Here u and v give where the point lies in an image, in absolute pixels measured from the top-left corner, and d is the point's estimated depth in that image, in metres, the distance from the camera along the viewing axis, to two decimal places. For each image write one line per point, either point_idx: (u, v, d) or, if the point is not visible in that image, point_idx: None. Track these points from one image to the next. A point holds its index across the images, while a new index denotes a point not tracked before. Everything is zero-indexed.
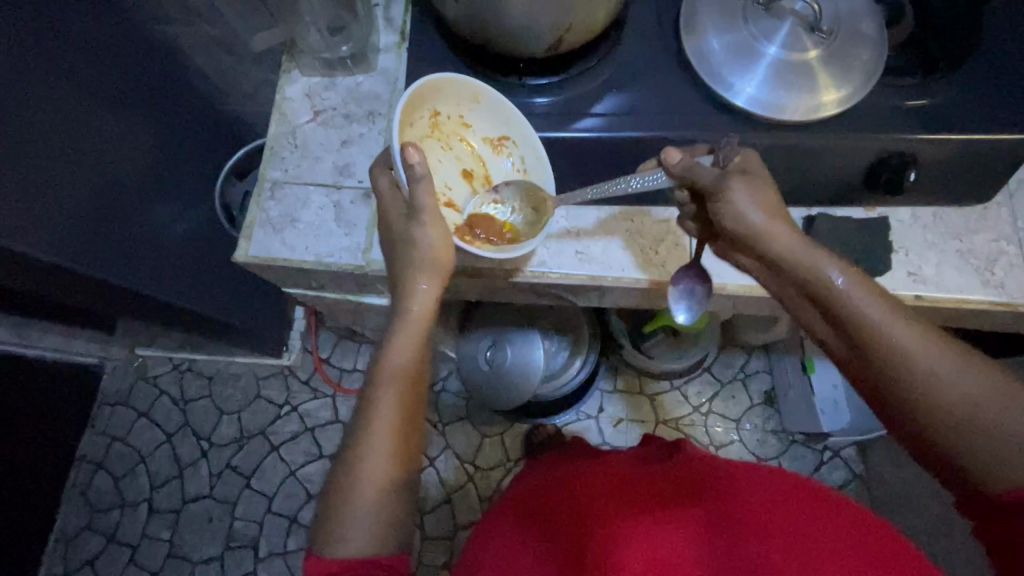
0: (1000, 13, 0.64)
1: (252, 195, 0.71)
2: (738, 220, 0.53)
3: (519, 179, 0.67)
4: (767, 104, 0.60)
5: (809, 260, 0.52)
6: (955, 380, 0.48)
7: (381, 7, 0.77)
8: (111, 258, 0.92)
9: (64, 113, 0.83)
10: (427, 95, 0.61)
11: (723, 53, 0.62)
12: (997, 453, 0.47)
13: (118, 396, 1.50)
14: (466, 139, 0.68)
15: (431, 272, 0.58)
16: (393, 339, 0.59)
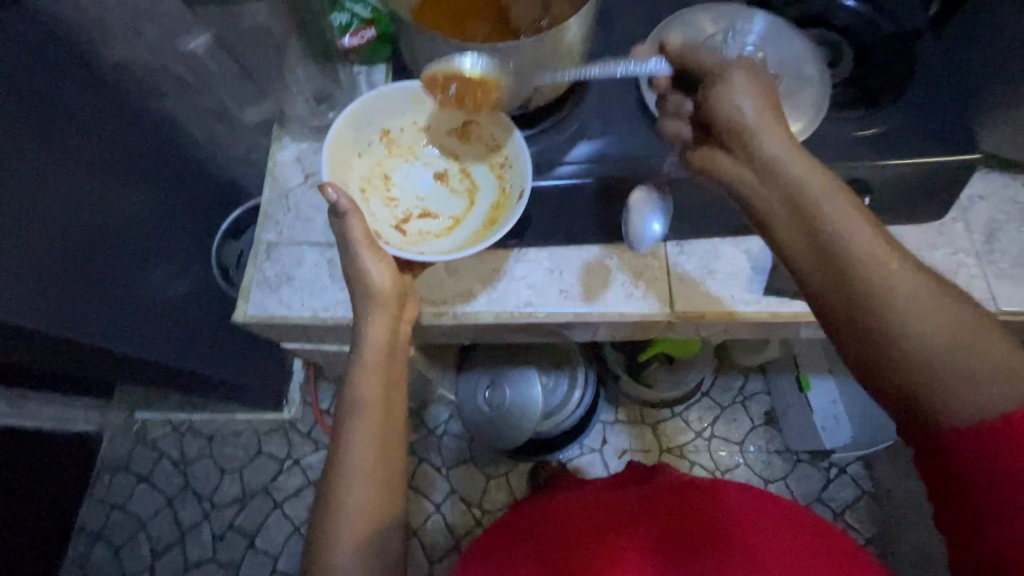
0: (929, 47, 0.70)
1: (249, 258, 0.74)
2: (730, 112, 0.53)
3: (494, 156, 0.71)
4: None
5: (797, 170, 0.50)
6: (935, 308, 0.45)
7: (364, 73, 0.81)
8: (110, 324, 0.95)
9: (63, 191, 0.88)
10: (369, 121, 0.70)
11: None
12: (964, 391, 0.43)
13: (117, 462, 1.49)
14: (430, 142, 0.75)
15: (377, 305, 0.63)
16: (350, 377, 0.62)
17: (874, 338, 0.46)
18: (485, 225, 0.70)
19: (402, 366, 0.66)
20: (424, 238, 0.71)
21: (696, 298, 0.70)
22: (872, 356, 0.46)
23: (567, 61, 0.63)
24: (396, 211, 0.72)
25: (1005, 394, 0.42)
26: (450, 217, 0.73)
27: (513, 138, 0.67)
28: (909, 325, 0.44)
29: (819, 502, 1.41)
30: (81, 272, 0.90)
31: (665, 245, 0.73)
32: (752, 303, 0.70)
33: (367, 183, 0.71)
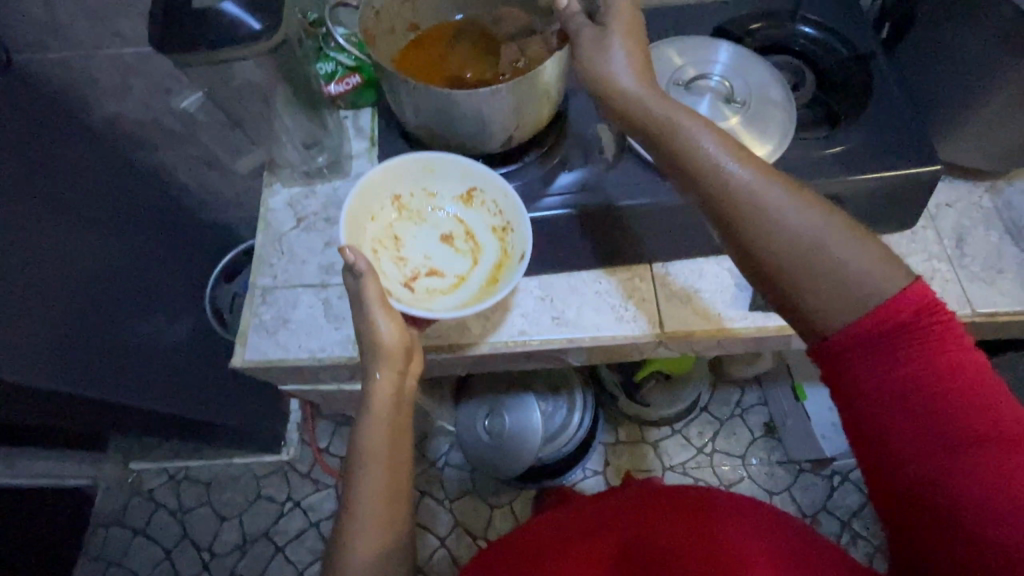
0: (884, 68, 0.74)
1: (244, 302, 0.75)
2: (593, 64, 0.56)
3: (498, 221, 0.72)
4: None
5: (660, 103, 0.54)
6: (793, 215, 0.48)
7: (350, 118, 0.84)
8: (105, 372, 0.95)
9: (57, 244, 0.89)
10: (380, 185, 0.71)
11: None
12: (825, 289, 0.47)
13: (112, 515, 1.47)
14: (438, 205, 0.75)
15: (385, 362, 0.63)
16: (359, 428, 0.61)
17: (738, 237, 0.50)
18: (488, 285, 0.71)
19: (408, 417, 0.65)
20: (432, 298, 0.71)
21: (684, 317, 0.72)
22: (743, 254, 0.50)
23: (544, 99, 0.66)
24: (404, 269, 0.72)
25: (857, 273, 0.46)
26: (455, 276, 0.73)
27: (517, 204, 0.68)
28: (769, 222, 0.48)
29: (825, 511, 1.41)
30: (75, 325, 0.90)
31: (653, 266, 0.75)
32: (738, 320, 0.72)
33: (378, 244, 0.71)
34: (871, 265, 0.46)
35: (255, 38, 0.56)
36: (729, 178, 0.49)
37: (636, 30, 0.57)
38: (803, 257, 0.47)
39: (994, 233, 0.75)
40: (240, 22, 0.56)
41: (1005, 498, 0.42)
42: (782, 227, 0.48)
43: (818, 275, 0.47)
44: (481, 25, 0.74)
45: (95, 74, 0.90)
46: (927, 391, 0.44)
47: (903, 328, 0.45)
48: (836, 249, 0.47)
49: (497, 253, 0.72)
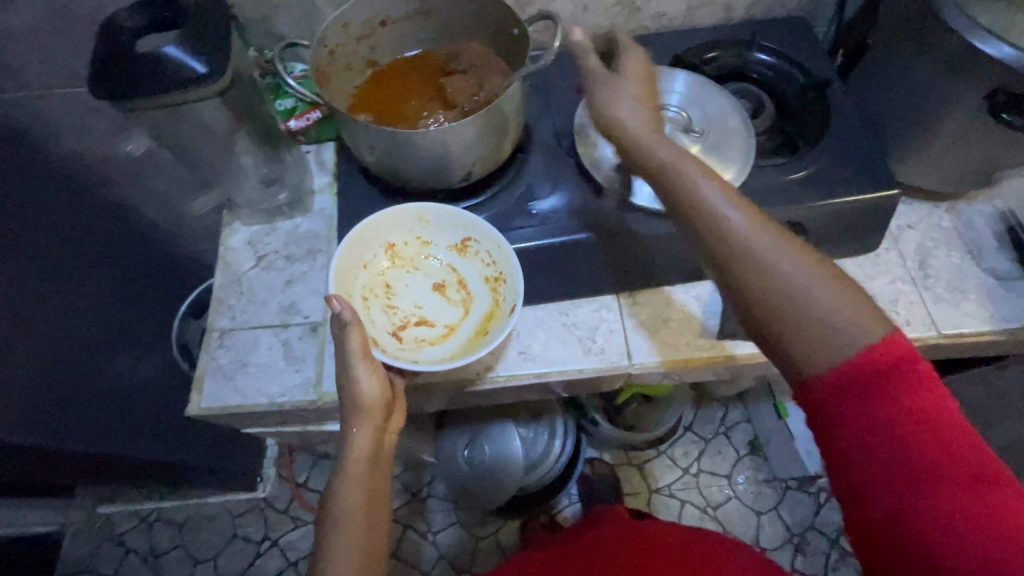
0: (839, 94, 0.75)
1: (201, 347, 0.73)
2: (607, 109, 0.57)
3: (492, 270, 0.70)
4: None
5: (664, 145, 0.54)
6: (781, 263, 0.47)
7: (313, 152, 0.83)
8: (72, 419, 0.90)
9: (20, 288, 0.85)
10: (374, 234, 0.70)
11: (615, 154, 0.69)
12: (809, 339, 0.46)
13: (81, 564, 1.42)
14: (432, 254, 0.73)
15: (362, 417, 0.61)
16: (333, 488, 0.59)
17: (727, 276, 0.50)
18: (477, 336, 0.69)
19: (387, 475, 0.62)
20: (419, 348, 0.69)
21: (651, 347, 0.71)
22: (733, 295, 0.50)
23: (502, 134, 0.65)
24: (394, 318, 0.70)
25: (843, 325, 0.45)
26: (446, 326, 0.71)
27: (508, 257, 0.67)
28: (760, 264, 0.47)
29: (813, 528, 1.39)
30: (38, 372, 0.86)
31: (619, 295, 0.74)
32: (708, 349, 0.71)
33: (369, 292, 0.70)
34: (858, 321, 0.45)
35: (201, 82, 0.55)
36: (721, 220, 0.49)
37: (651, 83, 0.58)
38: (791, 302, 0.46)
39: (956, 253, 0.76)
40: (186, 66, 0.55)
41: (977, 532, 0.42)
42: (772, 269, 0.47)
43: (804, 318, 0.46)
44: (440, 58, 0.73)
45: (54, 114, 0.88)
46: (899, 429, 0.44)
47: (879, 367, 0.45)
48: (823, 299, 0.46)
49: (489, 304, 0.70)
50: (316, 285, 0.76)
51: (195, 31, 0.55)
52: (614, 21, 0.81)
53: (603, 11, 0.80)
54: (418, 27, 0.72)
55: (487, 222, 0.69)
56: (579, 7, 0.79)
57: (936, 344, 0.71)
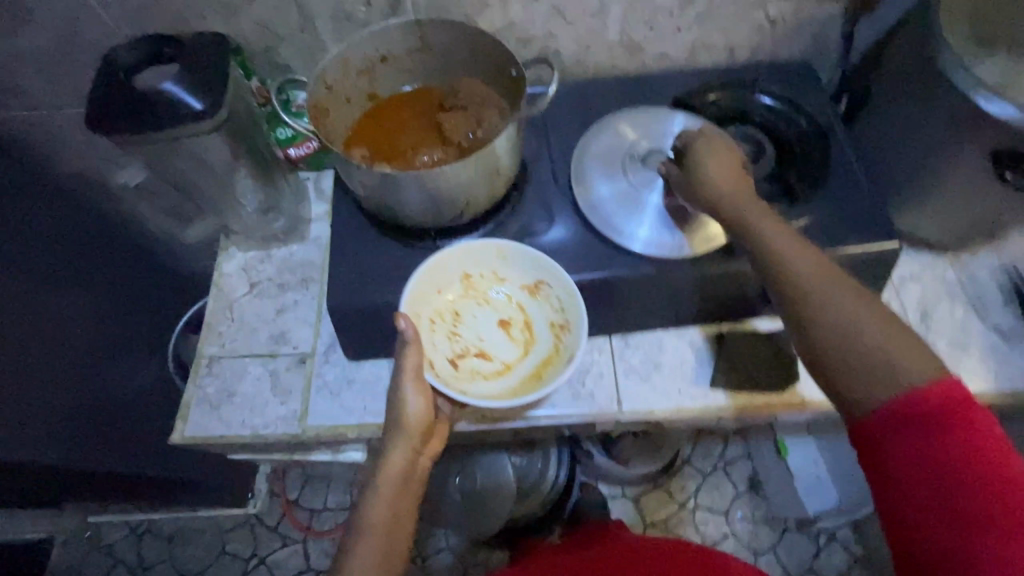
0: (841, 142, 0.74)
1: (189, 374, 0.72)
2: (699, 165, 0.62)
3: (559, 318, 0.68)
4: (663, 247, 0.65)
5: (745, 202, 0.59)
6: (845, 311, 0.51)
7: (312, 180, 0.84)
8: (67, 435, 0.90)
9: (21, 303, 0.85)
10: (452, 261, 0.69)
11: (610, 201, 0.69)
12: (867, 379, 0.49)
13: (70, 571, 1.42)
14: (503, 289, 0.72)
15: (402, 437, 0.60)
16: (365, 500, 0.58)
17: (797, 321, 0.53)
18: (530, 382, 0.68)
19: (415, 499, 0.61)
20: (472, 381, 0.68)
21: (640, 393, 0.70)
22: (798, 331, 0.53)
23: (497, 174, 0.65)
24: (455, 346, 0.70)
25: (904, 372, 0.48)
26: (502, 362, 0.70)
27: (577, 307, 0.65)
28: (826, 308, 0.51)
29: (812, 572, 1.35)
30: (39, 387, 0.87)
31: (609, 338, 0.74)
32: (699, 398, 0.70)
33: (437, 317, 0.69)
34: (921, 373, 0.47)
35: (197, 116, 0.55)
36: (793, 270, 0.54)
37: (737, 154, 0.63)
38: (852, 344, 0.50)
39: (960, 307, 0.74)
40: (182, 105, 0.55)
41: None
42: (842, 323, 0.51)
43: (860, 360, 0.49)
44: (439, 94, 0.73)
45: (60, 133, 0.89)
46: (951, 468, 0.45)
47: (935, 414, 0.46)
48: (882, 347, 0.49)
49: (549, 351, 0.69)
50: (307, 315, 0.76)
51: (194, 70, 0.56)
52: (617, 60, 0.81)
53: (605, 50, 0.79)
54: (418, 63, 0.72)
55: (562, 267, 0.66)
56: (581, 46, 0.78)
57: None
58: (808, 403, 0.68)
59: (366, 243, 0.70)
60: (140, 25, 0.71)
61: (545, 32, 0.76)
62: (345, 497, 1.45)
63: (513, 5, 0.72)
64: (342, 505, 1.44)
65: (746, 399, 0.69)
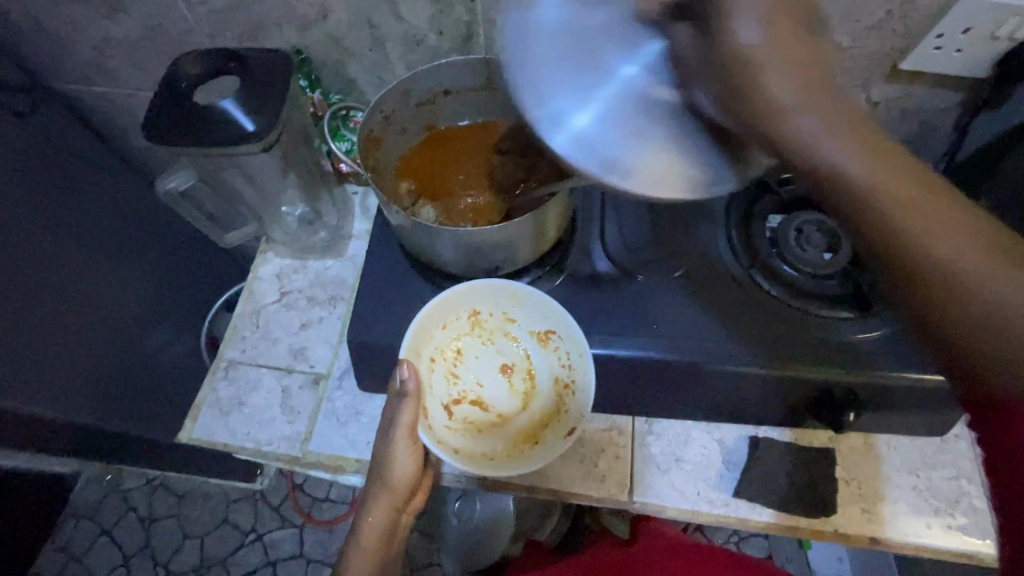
0: None
1: (206, 374, 0.73)
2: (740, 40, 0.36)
3: (564, 374, 0.65)
4: (601, 157, 0.42)
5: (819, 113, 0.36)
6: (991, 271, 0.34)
7: (360, 195, 0.82)
8: (93, 396, 0.92)
9: (72, 267, 0.88)
10: (462, 299, 0.65)
11: (558, 61, 0.42)
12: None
13: (87, 508, 1.45)
14: (511, 331, 0.69)
15: (383, 495, 0.60)
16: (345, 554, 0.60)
17: (912, 305, 0.36)
18: (524, 440, 0.65)
19: (395, 547, 0.64)
20: (464, 432, 0.65)
21: (656, 487, 0.66)
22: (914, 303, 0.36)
23: (541, 231, 0.61)
24: (452, 388, 0.67)
25: None
26: (497, 413, 0.68)
27: (586, 371, 0.61)
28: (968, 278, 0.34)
29: None
30: (77, 349, 0.89)
31: (632, 420, 0.70)
32: (718, 504, 0.65)
33: (439, 354, 0.66)
34: None
35: (252, 136, 0.57)
36: (894, 224, 0.35)
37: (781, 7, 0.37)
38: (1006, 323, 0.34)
39: None
40: (237, 122, 0.57)
41: None
42: (999, 289, 0.33)
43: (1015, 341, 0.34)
44: (498, 134, 0.70)
45: (135, 110, 0.91)
46: None
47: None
48: None
49: (550, 408, 0.66)
50: (329, 335, 0.75)
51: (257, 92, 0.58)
52: None
53: None
54: (482, 100, 0.69)
55: (578, 323, 0.62)
56: None
57: (992, 564, 0.61)
58: (840, 535, 0.62)
59: (397, 278, 0.68)
60: (216, 22, 0.71)
61: None
62: (347, 491, 1.45)
63: None
64: (343, 498, 1.45)
65: (771, 518, 0.63)
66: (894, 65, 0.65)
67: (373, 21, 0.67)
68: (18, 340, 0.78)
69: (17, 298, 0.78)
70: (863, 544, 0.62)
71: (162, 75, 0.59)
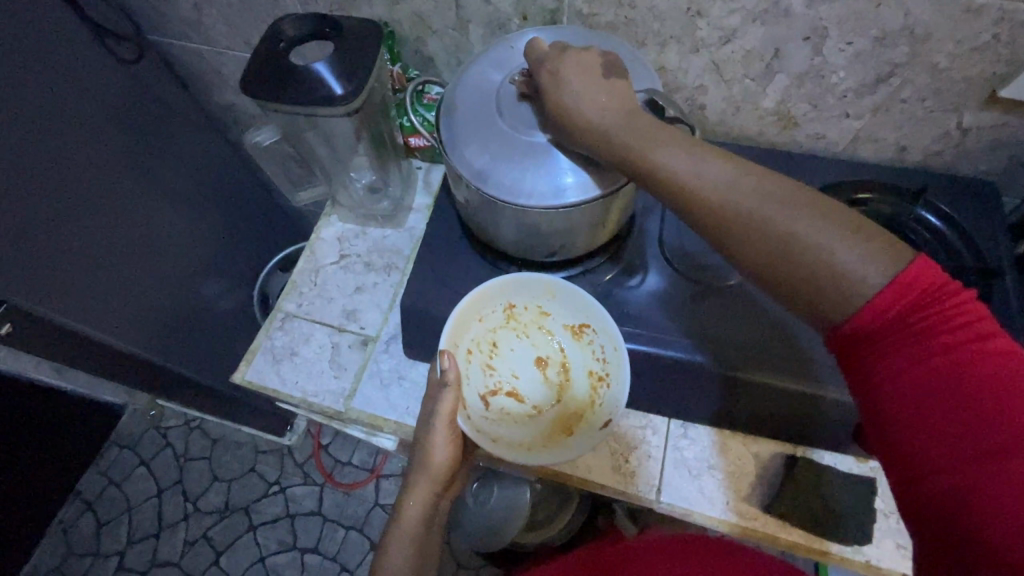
0: (1010, 290, 0.63)
1: (264, 323, 0.77)
2: (562, 98, 0.51)
3: (599, 369, 0.65)
4: (504, 186, 0.55)
5: (628, 128, 0.48)
6: (777, 213, 0.42)
7: (423, 170, 0.86)
8: (159, 332, 0.98)
9: (151, 210, 0.94)
10: (499, 291, 0.65)
11: (469, 128, 0.58)
12: (835, 295, 0.40)
13: (129, 439, 1.53)
14: (546, 325, 0.69)
15: (421, 474, 0.61)
16: (384, 545, 0.60)
17: (733, 252, 0.44)
18: (560, 431, 0.66)
19: (434, 541, 0.63)
20: (501, 422, 0.66)
21: (687, 492, 0.66)
22: (744, 259, 0.44)
23: (599, 226, 0.62)
24: (488, 380, 0.68)
25: (858, 264, 0.39)
26: (534, 405, 0.69)
27: (621, 364, 0.62)
28: (758, 225, 0.42)
29: None
30: (148, 288, 0.95)
31: (663, 420, 0.70)
32: (749, 517, 0.64)
33: (476, 346, 0.67)
34: (874, 256, 0.39)
35: (338, 99, 0.60)
36: (698, 192, 0.44)
37: (586, 61, 0.52)
38: (803, 253, 0.41)
39: None
40: (325, 84, 0.60)
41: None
42: (785, 223, 0.41)
43: (815, 270, 0.41)
44: None
45: (222, 69, 0.96)
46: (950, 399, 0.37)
47: (915, 304, 0.39)
48: (831, 242, 0.40)
49: (587, 400, 0.67)
50: (381, 300, 0.78)
51: (347, 61, 0.62)
52: (765, 130, 0.74)
53: (756, 117, 0.73)
54: None
55: (612, 318, 0.63)
56: (730, 107, 0.72)
57: None
58: (871, 567, 0.61)
59: (453, 254, 0.70)
60: None
61: (696, 84, 0.71)
62: (370, 458, 1.49)
63: (670, 51, 0.68)
64: (365, 465, 1.49)
65: (801, 540, 0.62)
66: (993, 91, 0.62)
67: (460, 4, 0.69)
68: (102, 270, 0.84)
69: (102, 231, 0.84)
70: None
71: (264, 34, 0.63)
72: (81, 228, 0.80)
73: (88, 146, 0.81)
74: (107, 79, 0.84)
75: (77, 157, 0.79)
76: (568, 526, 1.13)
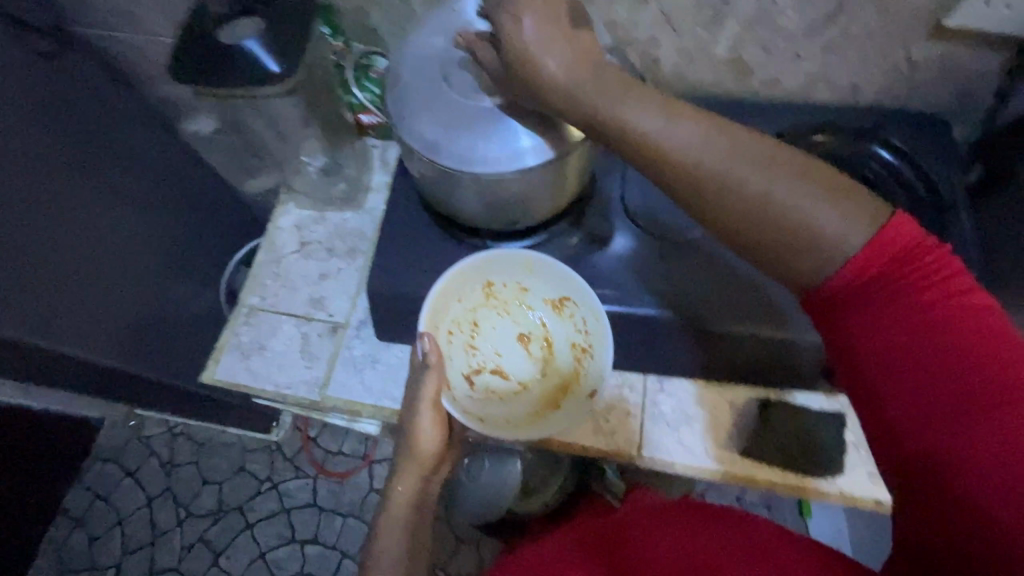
0: (963, 220, 0.64)
1: (228, 320, 0.75)
2: (520, 46, 0.44)
3: (582, 341, 0.65)
4: (457, 155, 0.54)
5: (599, 89, 0.43)
6: (739, 165, 0.41)
7: (378, 148, 0.82)
8: (125, 339, 0.95)
9: (99, 214, 0.90)
10: (476, 270, 0.64)
11: (415, 98, 0.56)
12: (798, 244, 0.40)
13: (112, 451, 1.50)
14: (527, 302, 0.68)
15: (409, 458, 0.60)
16: (375, 531, 0.59)
17: (698, 210, 0.43)
18: (546, 406, 0.66)
19: (428, 520, 0.63)
20: (488, 401, 0.66)
21: (669, 445, 0.67)
22: (709, 216, 0.43)
23: (560, 190, 0.61)
24: (472, 359, 0.68)
25: (818, 210, 0.39)
26: (519, 382, 0.69)
27: (603, 334, 0.62)
28: (727, 183, 0.41)
29: None
30: (107, 296, 0.91)
31: (640, 379, 0.70)
32: (730, 462, 0.66)
33: (456, 327, 0.66)
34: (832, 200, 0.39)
35: (273, 78, 0.57)
36: (678, 159, 0.41)
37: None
38: (766, 205, 0.40)
39: None
40: (259, 62, 0.57)
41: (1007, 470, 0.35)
42: (745, 176, 0.40)
43: (776, 221, 0.40)
44: None
45: (156, 58, 0.91)
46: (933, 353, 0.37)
47: (895, 262, 0.39)
48: (792, 191, 0.40)
49: (570, 374, 0.66)
50: (348, 286, 0.76)
51: (281, 36, 0.58)
52: (721, 79, 0.73)
53: (711, 67, 0.72)
54: None
55: (590, 289, 0.63)
56: (685, 58, 0.71)
57: None
58: (845, 497, 0.64)
59: (416, 232, 0.68)
60: None
61: (648, 36, 0.69)
62: (360, 446, 1.49)
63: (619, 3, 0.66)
64: (356, 452, 1.48)
65: (779, 479, 0.64)
66: (939, 22, 0.62)
67: None
68: (54, 281, 0.80)
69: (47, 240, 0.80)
70: (868, 504, 0.64)
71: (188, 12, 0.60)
72: (20, 240, 0.76)
73: (16, 151, 0.76)
74: (29, 77, 0.78)
75: (5, 164, 0.74)
76: (561, 490, 1.15)
